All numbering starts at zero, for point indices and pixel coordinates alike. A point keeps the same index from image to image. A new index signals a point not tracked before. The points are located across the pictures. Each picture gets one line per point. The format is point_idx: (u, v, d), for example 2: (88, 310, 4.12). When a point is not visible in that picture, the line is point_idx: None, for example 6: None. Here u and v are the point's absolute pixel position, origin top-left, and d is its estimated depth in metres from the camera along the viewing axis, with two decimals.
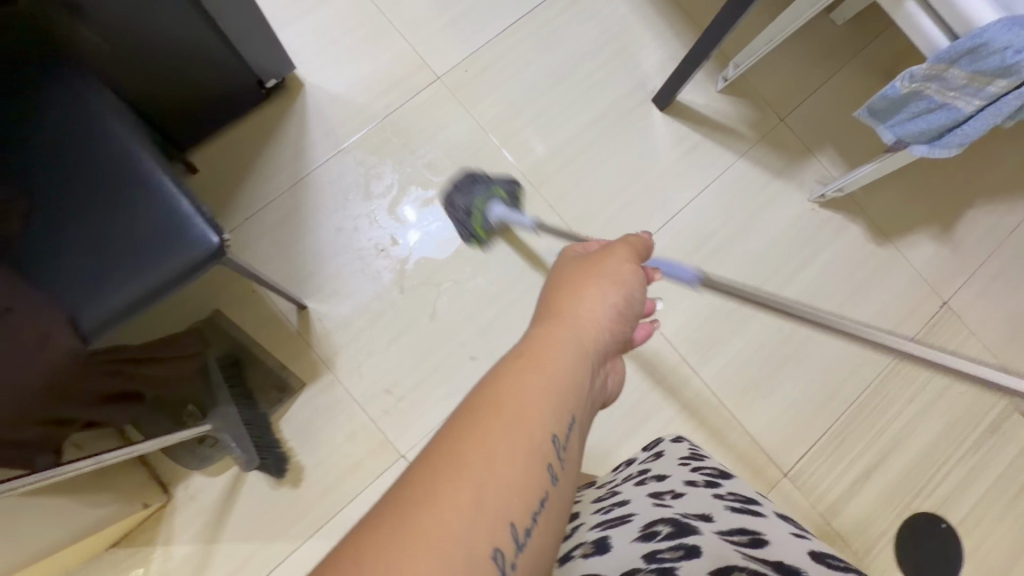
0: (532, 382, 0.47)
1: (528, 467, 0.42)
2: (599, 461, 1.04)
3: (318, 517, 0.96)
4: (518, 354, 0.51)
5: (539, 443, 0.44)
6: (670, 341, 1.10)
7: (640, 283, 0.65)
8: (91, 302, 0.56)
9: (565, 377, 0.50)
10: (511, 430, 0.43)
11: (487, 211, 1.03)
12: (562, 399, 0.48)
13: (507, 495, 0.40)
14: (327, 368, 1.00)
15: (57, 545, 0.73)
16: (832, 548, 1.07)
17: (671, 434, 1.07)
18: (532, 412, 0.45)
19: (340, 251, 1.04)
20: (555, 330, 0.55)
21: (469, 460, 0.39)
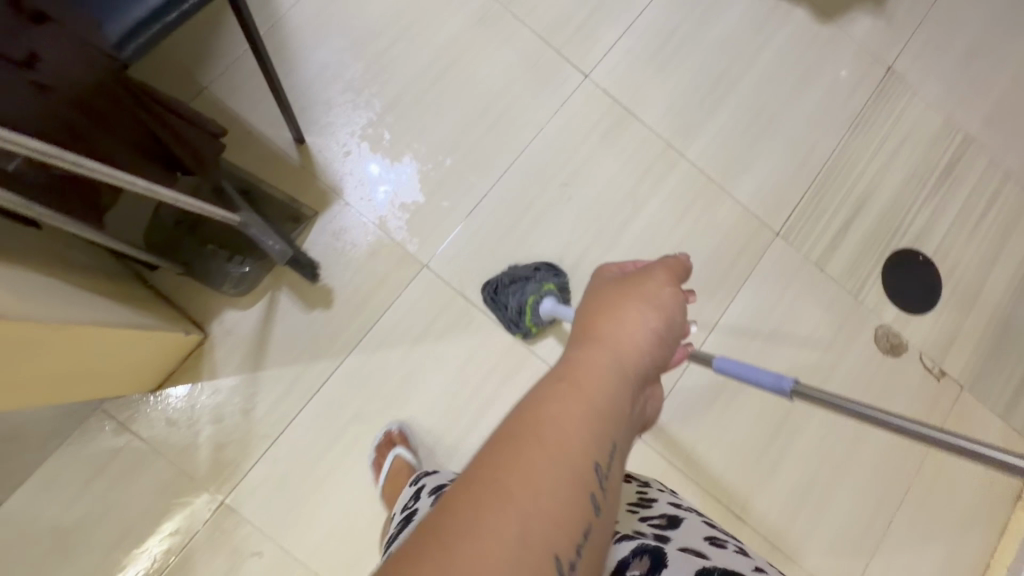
0: (575, 409, 0.43)
1: (573, 497, 0.40)
2: (608, 245, 1.11)
3: (355, 332, 0.99)
4: (554, 379, 0.46)
5: (581, 467, 0.41)
6: (653, 130, 1.16)
7: (680, 305, 0.58)
8: (115, 13, 0.58)
9: (606, 410, 0.45)
10: (552, 459, 0.40)
11: (538, 308, 0.98)
12: (602, 423, 0.44)
13: (553, 517, 0.38)
14: (337, 195, 1.03)
15: (131, 325, 0.75)
16: (828, 289, 1.17)
17: (671, 211, 1.14)
18: (573, 439, 0.42)
19: (327, 85, 1.07)
20: (597, 353, 0.50)
21: (516, 486, 0.38)
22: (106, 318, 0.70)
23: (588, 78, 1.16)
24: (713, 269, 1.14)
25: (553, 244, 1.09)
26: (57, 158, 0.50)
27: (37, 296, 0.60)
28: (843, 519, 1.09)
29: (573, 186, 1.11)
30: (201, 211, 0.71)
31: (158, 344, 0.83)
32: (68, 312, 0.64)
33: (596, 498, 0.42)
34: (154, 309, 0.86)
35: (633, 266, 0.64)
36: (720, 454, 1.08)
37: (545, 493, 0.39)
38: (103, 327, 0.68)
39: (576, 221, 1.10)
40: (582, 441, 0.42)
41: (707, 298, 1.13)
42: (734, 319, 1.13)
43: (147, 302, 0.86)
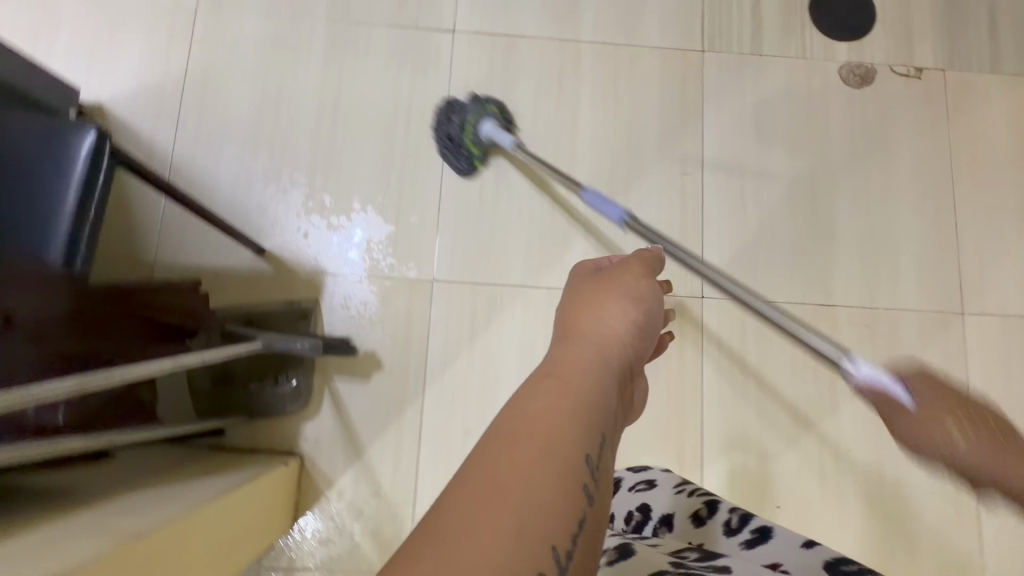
0: (565, 399, 0.44)
1: (566, 484, 0.39)
2: (571, 160, 1.11)
3: (417, 372, 1.02)
4: (544, 374, 0.47)
5: (573, 452, 0.41)
6: (540, 37, 1.15)
7: (657, 298, 0.62)
8: (47, 238, 0.61)
9: (596, 398, 0.46)
10: (549, 445, 0.40)
11: (478, 128, 1.06)
12: (592, 415, 0.44)
13: (557, 502, 0.38)
14: (323, 273, 1.05)
15: (240, 483, 0.80)
16: (777, 65, 1.16)
17: (602, 94, 1.13)
18: (565, 428, 0.42)
19: (250, 189, 1.08)
20: (582, 346, 0.52)
21: (508, 481, 0.37)
22: (219, 489, 0.75)
23: (456, 32, 1.14)
24: (670, 117, 1.13)
25: (525, 189, 1.09)
26: (92, 381, 0.53)
27: (158, 504, 0.65)
28: (914, 246, 1.11)
29: (507, 130, 1.11)
30: (225, 354, 0.74)
31: (272, 484, 0.88)
32: (191, 501, 0.69)
33: (592, 486, 0.41)
34: (249, 461, 0.91)
35: (609, 265, 0.69)
36: (778, 263, 1.09)
37: (539, 483, 0.38)
38: (222, 496, 0.73)
39: (530, 157, 1.10)
40: (572, 429, 0.42)
41: (682, 143, 1.13)
42: (715, 146, 1.13)
43: (240, 459, 0.92)
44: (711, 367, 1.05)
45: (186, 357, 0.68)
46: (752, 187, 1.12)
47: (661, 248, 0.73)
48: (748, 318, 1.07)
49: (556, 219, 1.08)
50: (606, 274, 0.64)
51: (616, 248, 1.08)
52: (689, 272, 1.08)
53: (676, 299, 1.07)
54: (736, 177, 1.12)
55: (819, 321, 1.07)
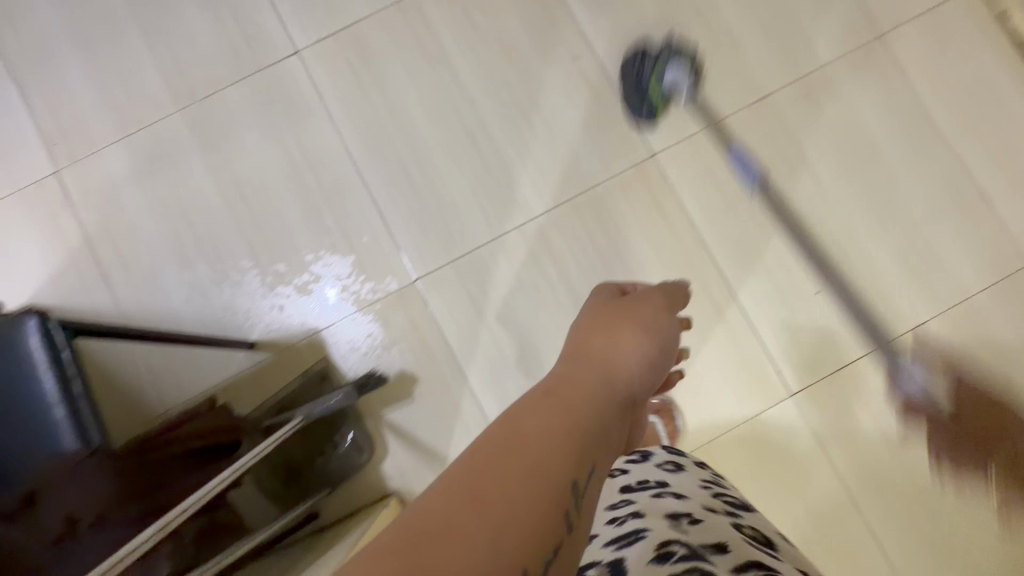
0: (564, 425, 0.48)
1: (548, 510, 0.41)
2: (471, 106, 1.09)
3: (450, 366, 1.03)
4: (550, 397, 0.52)
5: (560, 479, 0.43)
6: (378, 12, 1.11)
7: (671, 335, 0.68)
8: (56, 433, 0.62)
9: (595, 432, 0.50)
10: (536, 466, 0.43)
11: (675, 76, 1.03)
12: (587, 449, 0.48)
13: (534, 520, 0.40)
14: (319, 332, 1.04)
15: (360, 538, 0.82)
16: None
17: (463, 32, 1.11)
18: (560, 451, 0.45)
19: (208, 298, 1.06)
20: (587, 375, 0.58)
21: (495, 491, 0.40)
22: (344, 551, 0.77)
23: (301, 53, 1.11)
24: (534, 15, 1.11)
25: (446, 156, 1.08)
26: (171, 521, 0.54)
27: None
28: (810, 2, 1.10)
29: (399, 113, 1.09)
30: (276, 442, 0.75)
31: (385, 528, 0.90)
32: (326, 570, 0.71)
33: (574, 514, 0.43)
34: (354, 521, 0.93)
35: (633, 292, 0.76)
36: (702, 88, 1.09)
37: (523, 499, 0.40)
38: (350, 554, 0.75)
39: (434, 126, 1.09)
40: (565, 453, 0.45)
41: (558, 31, 1.10)
42: (589, 16, 1.10)
43: (345, 525, 0.93)
44: (696, 210, 1.07)
45: (242, 462, 0.69)
46: (641, 34, 1.11)
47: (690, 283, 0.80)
48: (703, 151, 1.08)
49: (489, 164, 1.08)
50: (627, 302, 0.71)
51: (557, 159, 1.08)
52: (632, 141, 1.08)
53: (634, 171, 1.07)
54: (622, 33, 1.10)
55: (764, 117, 1.08)
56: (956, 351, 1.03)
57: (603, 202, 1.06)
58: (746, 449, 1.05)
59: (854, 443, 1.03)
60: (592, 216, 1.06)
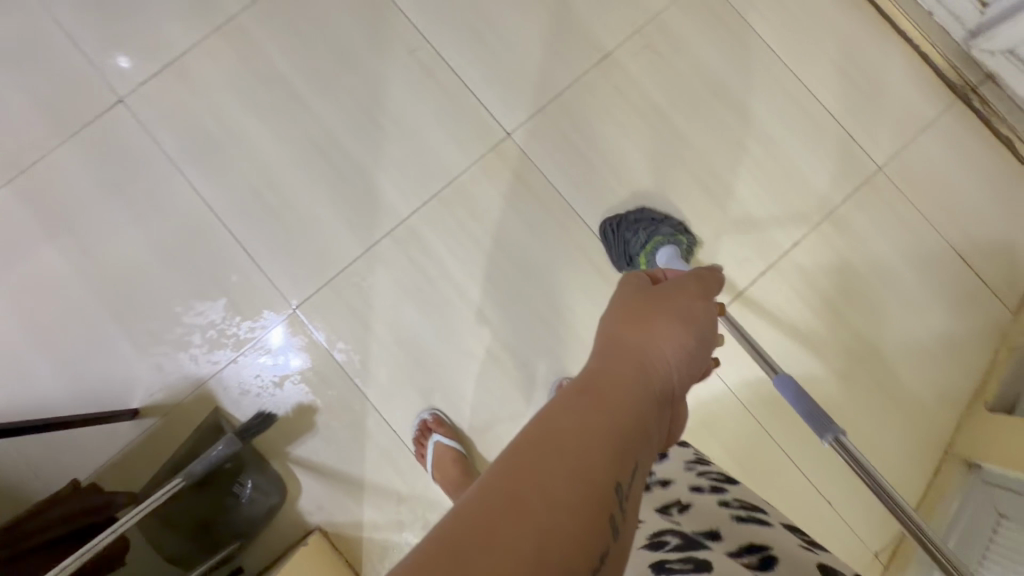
0: (603, 426, 0.49)
1: (593, 517, 0.43)
2: (318, 121, 1.06)
3: (348, 388, 1.00)
4: (586, 395, 0.53)
5: (603, 484, 0.45)
6: (201, 41, 1.06)
7: (709, 324, 0.70)
8: None
9: (635, 432, 0.51)
10: (576, 470, 0.44)
11: None
12: (628, 450, 0.49)
13: (580, 528, 0.41)
14: (206, 383, 1.00)
15: None
16: None
17: (294, 47, 1.07)
18: (599, 454, 0.46)
19: (79, 374, 1.00)
20: (623, 374, 0.58)
21: (540, 499, 0.41)
22: None
23: (127, 100, 1.05)
24: (363, 16, 1.08)
25: (303, 176, 1.05)
26: None
27: None
28: None
29: (245, 141, 1.05)
30: (134, 516, 0.73)
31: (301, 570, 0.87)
32: None
33: (618, 518, 0.45)
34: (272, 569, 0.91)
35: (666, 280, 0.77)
36: (547, 59, 1.08)
37: (568, 508, 0.42)
38: None
39: (285, 147, 1.05)
40: (606, 457, 0.47)
41: (391, 27, 1.08)
42: (419, 7, 1.08)
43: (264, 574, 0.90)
44: (563, 181, 1.06)
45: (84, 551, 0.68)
46: (475, 16, 1.09)
47: (721, 268, 0.83)
48: (558, 120, 1.07)
49: (348, 176, 1.05)
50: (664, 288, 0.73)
51: (416, 156, 1.06)
52: (486, 124, 1.07)
53: (494, 154, 1.06)
54: (456, 19, 1.08)
55: (612, 77, 1.09)
56: (830, 264, 1.07)
57: (469, 190, 1.05)
58: None
59: (760, 374, 1.04)
60: (460, 207, 1.05)
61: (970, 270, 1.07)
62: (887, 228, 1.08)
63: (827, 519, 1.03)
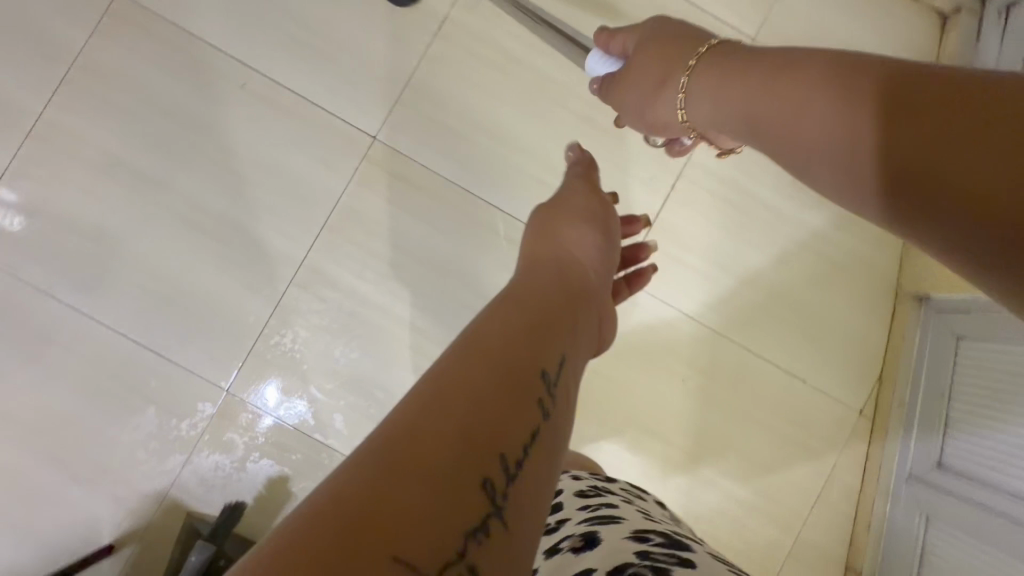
0: (524, 322, 0.49)
1: (523, 400, 0.43)
2: (174, 194, 0.98)
3: (312, 446, 0.98)
4: (508, 300, 0.53)
5: (530, 370, 0.45)
6: (16, 153, 0.96)
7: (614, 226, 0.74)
8: None
9: (558, 327, 0.52)
10: (500, 363, 0.44)
11: None
12: (552, 342, 0.50)
13: (511, 411, 0.41)
14: (168, 494, 0.97)
15: None
16: None
17: (118, 126, 0.98)
18: (522, 345, 0.47)
19: (36, 532, 0.96)
20: (543, 278, 0.59)
21: (470, 387, 0.41)
22: None
23: None
24: (178, 67, 0.98)
25: (182, 256, 0.98)
26: None
27: None
28: None
29: (108, 241, 0.97)
30: None
31: None
32: None
33: (550, 400, 0.45)
34: None
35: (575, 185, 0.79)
36: (386, 45, 1.00)
37: (490, 395, 0.42)
38: None
39: (152, 234, 0.98)
40: (526, 349, 0.47)
41: (212, 68, 0.98)
42: (233, 36, 0.99)
43: None
44: (447, 166, 1.01)
45: None
46: (295, 25, 0.99)
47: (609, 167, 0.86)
48: (418, 106, 1.01)
49: (228, 239, 0.98)
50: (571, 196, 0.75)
51: (289, 195, 0.99)
52: (347, 136, 1.00)
53: (367, 164, 1.00)
54: (276, 35, 0.99)
55: (458, 41, 1.01)
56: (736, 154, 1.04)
57: (356, 210, 1.00)
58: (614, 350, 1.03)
59: (702, 286, 1.02)
60: (354, 230, 1.00)
61: None
62: None
63: (808, 401, 1.02)
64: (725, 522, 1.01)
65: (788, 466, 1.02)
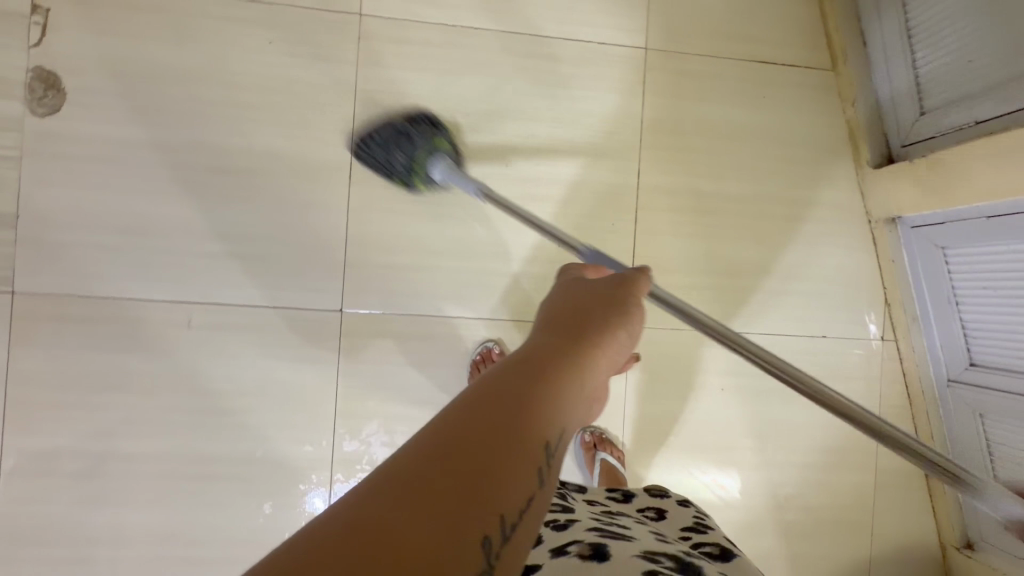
0: (550, 386, 0.41)
1: (473, 504, 0.33)
2: (178, 458, 0.94)
3: None
4: (533, 364, 0.43)
5: (525, 472, 0.36)
6: (3, 500, 0.91)
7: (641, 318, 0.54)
8: None
9: (567, 395, 0.42)
10: (512, 456, 0.36)
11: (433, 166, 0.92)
12: (551, 412, 0.40)
13: (460, 551, 0.31)
14: None
15: None
16: (43, 197, 0.91)
17: (91, 423, 0.92)
18: (522, 434, 0.37)
19: None
20: (567, 338, 0.48)
21: (445, 491, 0.33)
22: None
23: None
24: (121, 340, 0.93)
25: (217, 512, 0.95)
26: None
27: None
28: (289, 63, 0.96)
29: (138, 535, 0.93)
30: None
31: None
32: None
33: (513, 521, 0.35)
34: None
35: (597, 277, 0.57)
36: (310, 221, 0.96)
37: (477, 460, 0.35)
38: None
39: (176, 506, 0.94)
40: (550, 382, 0.42)
41: (148, 323, 0.93)
42: (159, 284, 0.93)
43: None
44: (422, 304, 0.99)
45: None
46: (213, 244, 0.94)
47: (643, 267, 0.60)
48: (368, 260, 0.97)
49: (252, 475, 0.95)
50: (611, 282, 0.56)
51: (289, 405, 0.96)
52: (314, 322, 0.96)
53: (347, 339, 0.97)
54: (199, 263, 0.94)
55: (375, 183, 0.97)
56: (676, 162, 1.04)
57: (358, 385, 0.97)
58: (654, 391, 1.04)
59: (700, 296, 1.04)
60: (365, 404, 0.97)
61: (779, 64, 1.05)
62: (693, 90, 1.04)
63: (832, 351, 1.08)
64: (811, 488, 1.07)
65: None
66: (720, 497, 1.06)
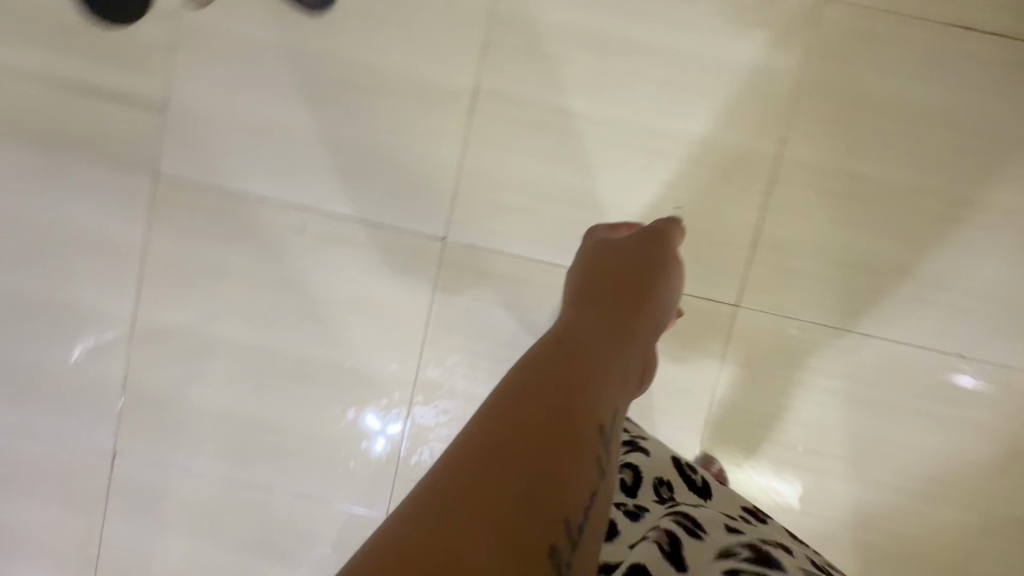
0: (598, 362, 0.51)
1: (556, 455, 0.41)
2: (279, 352, 1.00)
3: None
4: (578, 339, 0.53)
5: (593, 432, 0.44)
6: (133, 361, 1.01)
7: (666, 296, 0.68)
8: None
9: (612, 368, 0.52)
10: (576, 413, 0.44)
11: None
12: (603, 380, 0.49)
13: (551, 493, 0.39)
14: None
15: None
16: (191, 90, 0.96)
17: (210, 306, 1.00)
18: (584, 399, 0.46)
19: None
20: (604, 319, 0.58)
21: (531, 445, 0.40)
22: None
23: (122, 451, 1.03)
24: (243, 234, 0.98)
25: (307, 408, 1.01)
26: None
27: None
28: None
29: (238, 414, 1.02)
30: None
31: None
32: None
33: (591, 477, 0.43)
34: None
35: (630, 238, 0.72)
36: (427, 146, 0.95)
37: (553, 419, 0.43)
38: None
39: (272, 395, 1.01)
40: (595, 356, 0.51)
41: (267, 223, 0.98)
42: (281, 187, 0.97)
43: None
44: (524, 246, 0.96)
45: None
46: (334, 156, 0.96)
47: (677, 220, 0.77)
48: (478, 193, 0.96)
49: (342, 382, 1.00)
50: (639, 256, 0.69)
51: (383, 322, 0.99)
52: (417, 246, 0.97)
53: (446, 268, 0.97)
54: (319, 172, 0.97)
55: (497, 114, 0.94)
56: (828, 134, 0.92)
57: (449, 316, 0.98)
58: (750, 378, 0.97)
59: (824, 287, 0.95)
60: (453, 335, 0.98)
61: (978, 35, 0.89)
62: (864, 54, 0.91)
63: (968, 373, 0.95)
64: (907, 514, 0.98)
65: (960, 443, 0.96)
66: (783, 498, 0.99)
